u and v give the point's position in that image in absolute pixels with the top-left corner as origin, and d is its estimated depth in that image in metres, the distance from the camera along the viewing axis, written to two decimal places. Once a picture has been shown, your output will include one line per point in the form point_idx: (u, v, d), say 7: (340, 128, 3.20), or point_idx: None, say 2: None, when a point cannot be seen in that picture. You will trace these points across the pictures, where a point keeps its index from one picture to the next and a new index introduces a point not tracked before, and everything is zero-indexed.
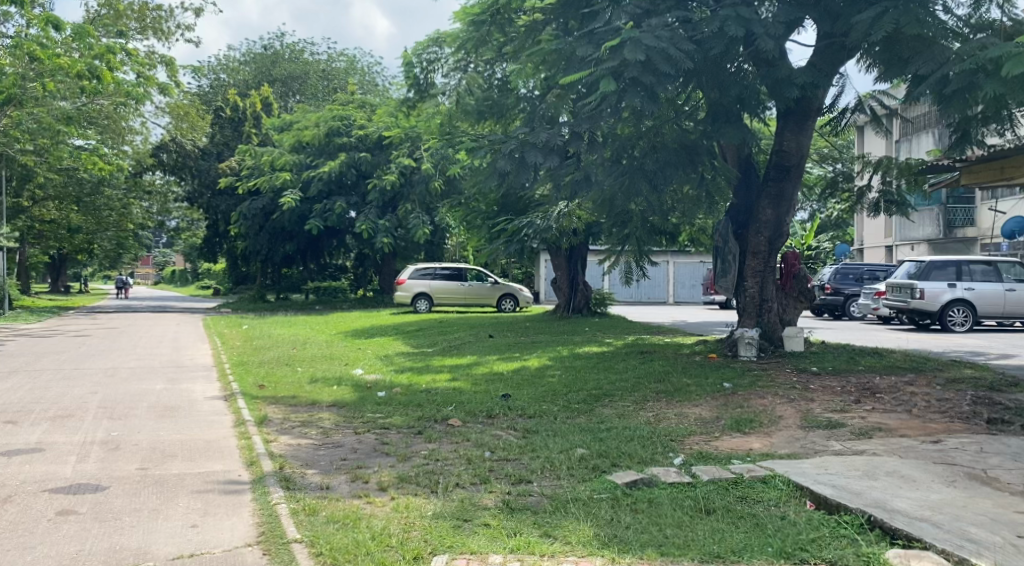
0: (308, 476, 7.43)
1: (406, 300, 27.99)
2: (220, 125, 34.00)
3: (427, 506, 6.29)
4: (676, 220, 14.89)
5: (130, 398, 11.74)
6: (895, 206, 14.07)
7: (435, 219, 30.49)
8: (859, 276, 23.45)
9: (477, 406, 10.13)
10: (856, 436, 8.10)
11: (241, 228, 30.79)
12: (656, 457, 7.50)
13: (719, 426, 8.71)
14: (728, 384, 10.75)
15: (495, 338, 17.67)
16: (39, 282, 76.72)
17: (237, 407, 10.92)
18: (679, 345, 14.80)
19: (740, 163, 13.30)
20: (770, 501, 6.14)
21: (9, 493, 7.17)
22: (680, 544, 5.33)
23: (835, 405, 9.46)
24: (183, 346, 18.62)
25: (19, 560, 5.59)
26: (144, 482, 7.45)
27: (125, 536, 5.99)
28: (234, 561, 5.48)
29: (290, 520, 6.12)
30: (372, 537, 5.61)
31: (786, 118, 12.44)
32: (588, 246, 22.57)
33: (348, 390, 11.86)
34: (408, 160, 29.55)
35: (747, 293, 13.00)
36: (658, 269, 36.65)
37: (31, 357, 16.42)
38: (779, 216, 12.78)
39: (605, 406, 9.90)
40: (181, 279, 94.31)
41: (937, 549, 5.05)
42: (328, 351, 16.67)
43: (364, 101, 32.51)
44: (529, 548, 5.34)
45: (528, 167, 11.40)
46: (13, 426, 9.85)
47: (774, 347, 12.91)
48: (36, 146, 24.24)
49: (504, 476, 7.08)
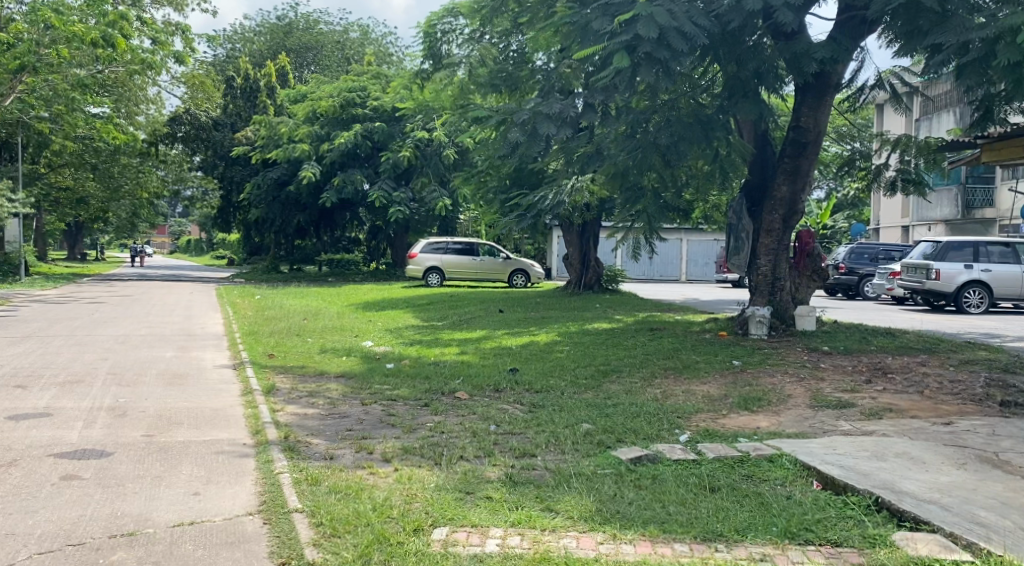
0: (313, 446, 7.40)
1: (418, 274, 27.98)
2: (233, 95, 33.82)
3: (430, 478, 6.25)
4: (690, 196, 14.79)
5: (140, 366, 11.74)
6: (913, 184, 13.79)
7: (449, 192, 30.39)
8: (875, 256, 23.24)
9: (484, 379, 10.10)
10: (865, 416, 8.00)
11: (254, 199, 30.80)
12: (662, 434, 7.44)
13: (726, 404, 8.64)
14: (737, 361, 10.69)
15: (505, 313, 17.62)
16: (56, 249, 77.05)
17: (245, 376, 10.92)
18: (689, 322, 14.68)
19: (757, 139, 13.11)
20: (776, 480, 6.07)
21: (14, 457, 7.18)
22: (682, 522, 5.25)
23: (845, 384, 9.37)
24: (195, 315, 18.69)
25: (20, 523, 5.58)
26: (148, 449, 7.45)
27: (127, 502, 5.97)
28: (234, 529, 5.45)
29: (291, 490, 6.08)
30: (373, 508, 5.57)
31: (803, 93, 12.22)
32: (601, 223, 22.18)
33: (356, 361, 11.88)
34: (422, 132, 29.36)
35: (759, 272, 12.86)
36: (671, 247, 36.46)
37: (44, 323, 16.50)
38: (795, 193, 12.56)
39: (612, 382, 9.85)
40: (195, 250, 94.42)
41: (945, 532, 4.95)
42: (339, 322, 16.66)
43: (379, 71, 32.25)
44: (529, 522, 5.29)
45: (540, 138, 11.30)
46: (22, 390, 9.89)
47: (786, 325, 12.75)
48: (51, 114, 24.25)
49: (508, 450, 7.03)
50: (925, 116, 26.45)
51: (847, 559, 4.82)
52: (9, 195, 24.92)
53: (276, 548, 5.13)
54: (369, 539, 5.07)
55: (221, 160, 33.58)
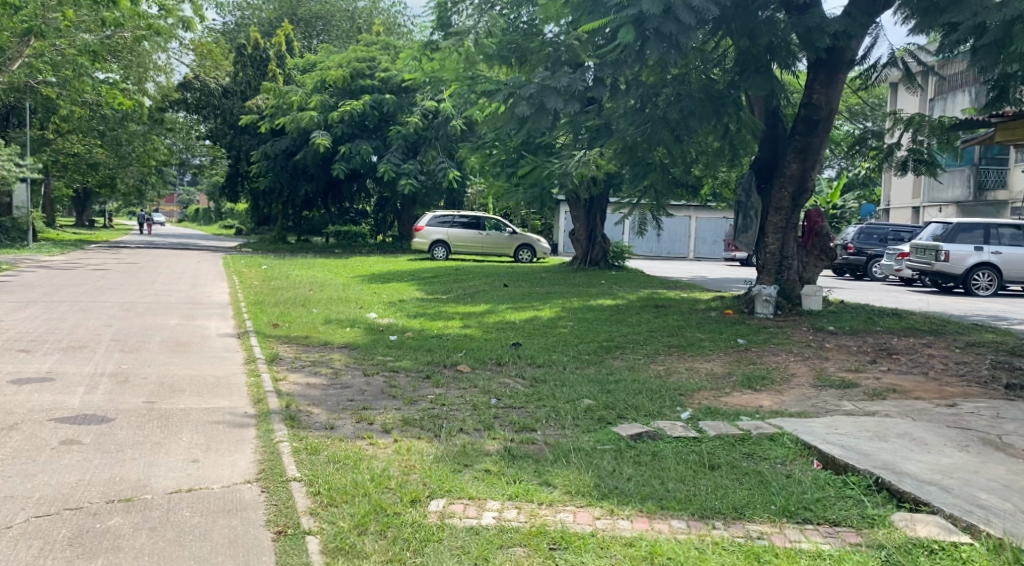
0: (313, 415, 7.39)
1: (424, 247, 27.88)
2: (243, 63, 33.43)
3: (429, 449, 6.24)
4: (699, 172, 14.71)
5: (144, 333, 11.75)
6: (924, 165, 13.65)
7: (458, 164, 30.20)
8: (884, 237, 23.04)
9: (487, 353, 10.09)
10: (869, 396, 7.96)
11: (262, 168, 30.70)
12: (662, 411, 7.41)
13: (729, 382, 8.61)
14: (741, 339, 10.64)
15: (510, 288, 17.54)
16: (66, 215, 77.18)
17: (249, 345, 10.94)
18: (695, 300, 14.60)
19: (767, 116, 12.95)
20: (777, 459, 6.05)
21: (15, 421, 7.19)
22: (681, 499, 5.22)
23: (849, 364, 9.33)
24: (201, 283, 18.70)
25: (19, 487, 5.58)
26: (148, 415, 7.45)
27: (126, 468, 5.98)
28: (231, 497, 5.44)
29: (290, 459, 6.07)
30: (371, 478, 5.56)
31: (816, 69, 12.06)
32: (608, 197, 22.14)
33: (360, 332, 11.87)
34: (430, 102, 29.21)
35: (767, 251, 12.77)
36: (679, 224, 36.29)
37: (51, 288, 16.54)
38: (805, 170, 12.43)
39: (615, 357, 9.86)
40: (204, 219, 94.35)
41: (945, 514, 4.90)
42: (344, 294, 16.64)
43: (388, 42, 31.98)
44: (527, 495, 5.28)
45: (548, 110, 11.10)
46: (25, 354, 9.93)
47: (792, 305, 12.69)
48: (59, 79, 24.16)
49: (508, 424, 7.01)
50: (939, 96, 26.13)
51: (845, 538, 4.78)
52: (16, 160, 24.89)
53: (273, 516, 5.10)
54: (366, 510, 5.04)
55: (230, 129, 33.41)
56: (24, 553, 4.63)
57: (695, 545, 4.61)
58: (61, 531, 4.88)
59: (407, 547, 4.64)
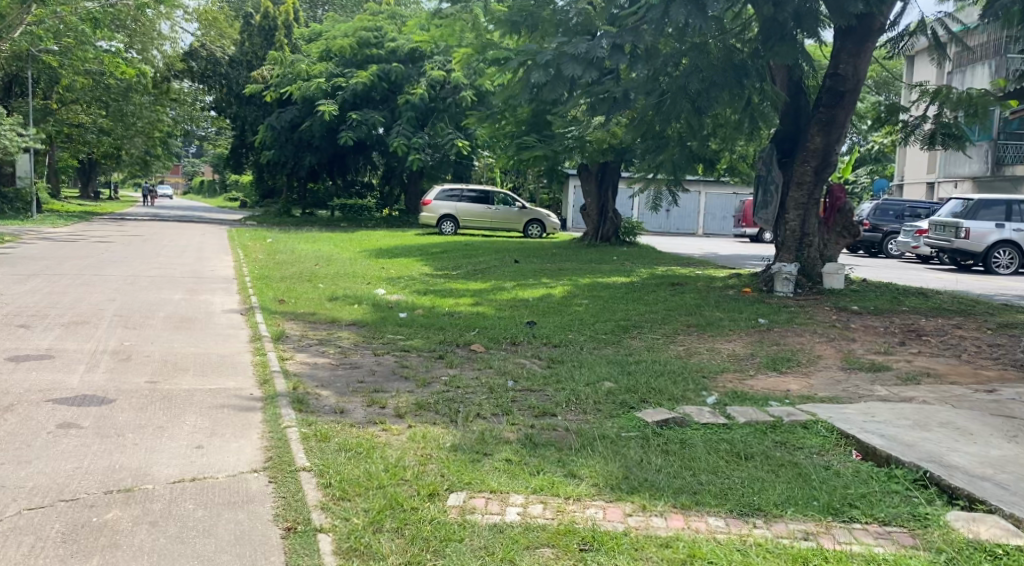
0: (322, 399, 7.07)
1: (432, 221, 27.52)
2: (249, 32, 33.01)
3: (445, 437, 5.91)
4: (716, 145, 14.30)
5: (147, 308, 11.45)
6: (952, 140, 13.21)
7: (466, 135, 29.73)
8: (900, 213, 22.62)
9: (501, 332, 9.75)
10: (902, 380, 7.63)
11: (267, 139, 30.10)
12: (687, 395, 7.06)
13: (753, 363, 8.27)
14: (763, 319, 10.26)
15: (520, 264, 17.15)
16: (70, 186, 76.99)
17: (253, 322, 10.60)
18: (711, 277, 14.23)
19: (790, 88, 12.49)
20: (812, 448, 5.73)
21: (11, 402, 6.88)
22: (717, 494, 4.90)
23: (878, 346, 8.98)
24: (206, 256, 18.37)
25: (12, 475, 5.27)
26: (150, 397, 7.13)
27: (127, 455, 5.67)
28: (238, 487, 5.13)
29: (300, 446, 5.76)
30: (386, 469, 5.23)
31: (844, 38, 11.61)
32: (620, 170, 21.63)
33: (369, 309, 11.54)
34: (438, 72, 28.85)
35: (787, 227, 12.37)
36: (689, 199, 35.83)
37: (53, 260, 16.27)
38: (829, 144, 12.00)
39: (632, 338, 9.50)
40: (209, 191, 93.98)
41: (1005, 514, 4.58)
42: (351, 268, 16.30)
43: (395, 10, 31.40)
44: (552, 489, 4.96)
45: (564, 79, 10.62)
46: (24, 329, 9.64)
47: (812, 283, 12.28)
48: (60, 46, 23.83)
49: (526, 408, 6.69)
50: (958, 69, 25.56)
51: (898, 540, 4.45)
52: (20, 129, 24.59)
53: (282, 510, 4.79)
54: (381, 505, 4.72)
55: (236, 100, 32.95)
56: (14, 552, 4.31)
57: (736, 547, 4.29)
58: (54, 526, 4.57)
59: (426, 547, 4.33)
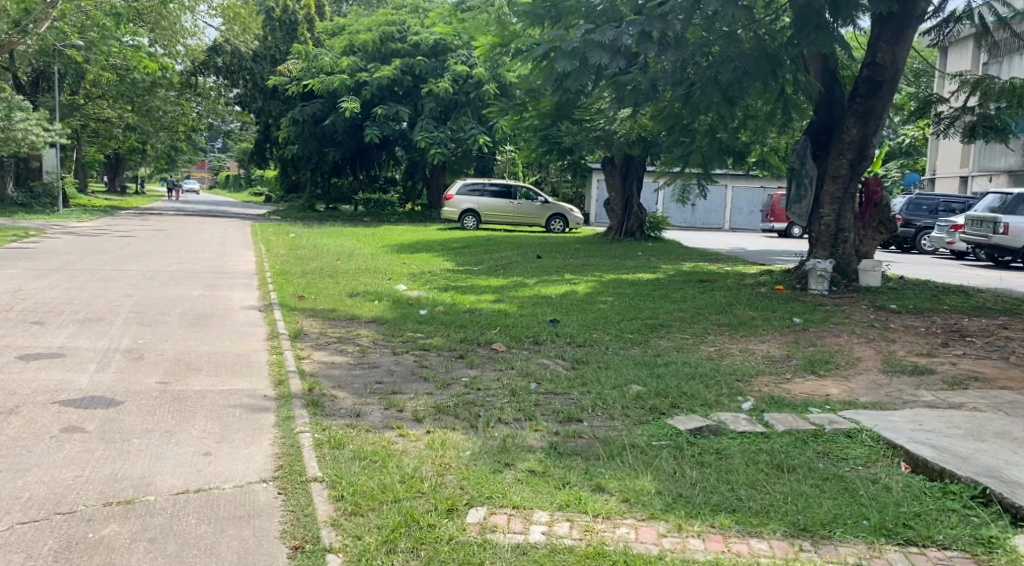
0: (339, 400, 6.75)
1: (454, 216, 27.20)
2: (272, 26, 32.84)
3: (465, 444, 5.58)
4: (748, 138, 13.85)
5: (165, 304, 11.21)
6: (994, 132, 12.69)
7: (489, 128, 29.36)
8: (934, 208, 22.01)
9: (523, 330, 9.41)
10: (949, 385, 7.20)
11: (289, 135, 29.90)
12: (721, 400, 6.68)
13: (790, 366, 7.88)
14: (798, 319, 9.84)
15: (543, 259, 16.81)
16: (96, 182, 77.59)
17: (272, 319, 10.33)
18: (740, 274, 13.81)
19: (825, 78, 12.02)
20: (858, 460, 5.36)
21: (16, 403, 6.62)
22: (758, 511, 4.56)
23: (920, 347, 8.56)
24: (228, 251, 18.14)
25: (7, 484, 5.00)
26: (161, 398, 6.86)
27: (130, 462, 5.38)
28: (245, 499, 4.83)
29: (312, 454, 5.44)
30: (402, 480, 4.91)
31: (883, 25, 11.15)
32: (645, 164, 21.19)
33: (388, 306, 11.21)
34: (461, 67, 28.17)
35: (821, 222, 11.91)
36: (716, 193, 35.30)
37: (74, 255, 16.13)
38: (865, 136, 11.54)
39: (661, 338, 9.12)
40: (234, 186, 94.36)
41: None
42: (371, 263, 16.04)
43: (418, 4, 31.07)
44: (579, 505, 4.61)
45: (591, 68, 10.23)
46: (39, 327, 9.41)
47: (847, 280, 11.82)
48: (86, 41, 23.79)
49: (550, 413, 6.34)
50: (994, 60, 25.12)
51: None
52: (46, 124, 24.60)
53: (290, 527, 4.49)
54: (396, 521, 4.41)
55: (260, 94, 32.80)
56: None
57: None
58: (47, 543, 4.32)
59: None
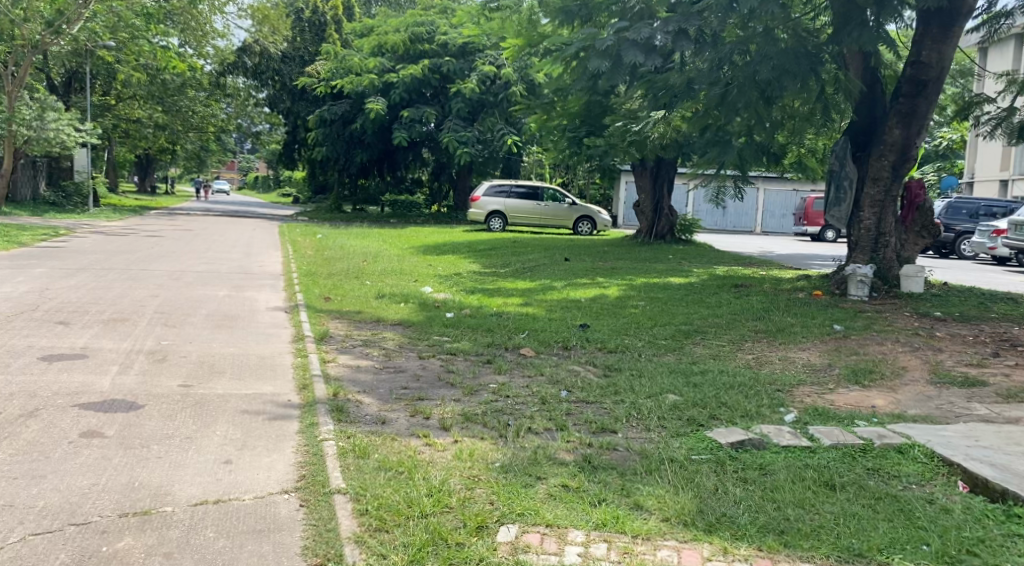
0: (364, 407, 6.53)
1: (480, 217, 26.99)
2: (301, 27, 32.78)
3: (494, 455, 5.33)
4: (784, 139, 13.47)
5: (190, 305, 11.04)
6: None
7: (518, 129, 29.09)
8: (975, 212, 21.51)
9: (552, 335, 9.14)
10: (1004, 398, 6.86)
11: (318, 136, 29.87)
12: (762, 411, 6.38)
13: (832, 375, 7.55)
14: (838, 325, 9.49)
15: (572, 262, 16.53)
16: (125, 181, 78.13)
17: (297, 321, 10.14)
18: (776, 278, 13.45)
19: (866, 77, 11.65)
20: (911, 477, 5.04)
21: (36, 406, 6.46)
22: (808, 533, 4.30)
23: (969, 357, 8.19)
24: (254, 252, 17.99)
25: (23, 492, 4.82)
26: (183, 402, 6.66)
27: (148, 470, 5.18)
28: (265, 512, 4.61)
29: (335, 463, 5.21)
30: (429, 493, 4.67)
31: (927, 22, 10.78)
32: (675, 166, 20.88)
33: (415, 308, 10.98)
34: (489, 67, 27.95)
35: (861, 225, 11.60)
36: (747, 196, 34.83)
37: (101, 254, 16.05)
38: (908, 137, 11.17)
39: (695, 345, 8.81)
40: (263, 186, 94.75)
41: None
42: (399, 265, 15.86)
43: (447, 4, 30.91)
44: (617, 524, 4.36)
45: (625, 66, 9.94)
46: (63, 327, 9.28)
47: (889, 286, 11.44)
48: (118, 41, 23.78)
49: (582, 423, 6.07)
50: None
51: None
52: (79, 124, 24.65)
53: (311, 542, 4.29)
54: (423, 539, 4.21)
55: (288, 94, 32.70)
56: None
57: None
58: (59, 557, 4.15)
59: None
